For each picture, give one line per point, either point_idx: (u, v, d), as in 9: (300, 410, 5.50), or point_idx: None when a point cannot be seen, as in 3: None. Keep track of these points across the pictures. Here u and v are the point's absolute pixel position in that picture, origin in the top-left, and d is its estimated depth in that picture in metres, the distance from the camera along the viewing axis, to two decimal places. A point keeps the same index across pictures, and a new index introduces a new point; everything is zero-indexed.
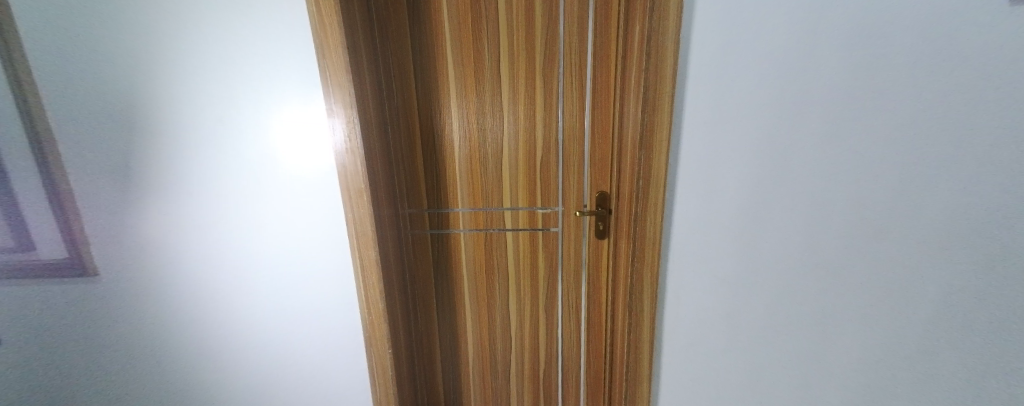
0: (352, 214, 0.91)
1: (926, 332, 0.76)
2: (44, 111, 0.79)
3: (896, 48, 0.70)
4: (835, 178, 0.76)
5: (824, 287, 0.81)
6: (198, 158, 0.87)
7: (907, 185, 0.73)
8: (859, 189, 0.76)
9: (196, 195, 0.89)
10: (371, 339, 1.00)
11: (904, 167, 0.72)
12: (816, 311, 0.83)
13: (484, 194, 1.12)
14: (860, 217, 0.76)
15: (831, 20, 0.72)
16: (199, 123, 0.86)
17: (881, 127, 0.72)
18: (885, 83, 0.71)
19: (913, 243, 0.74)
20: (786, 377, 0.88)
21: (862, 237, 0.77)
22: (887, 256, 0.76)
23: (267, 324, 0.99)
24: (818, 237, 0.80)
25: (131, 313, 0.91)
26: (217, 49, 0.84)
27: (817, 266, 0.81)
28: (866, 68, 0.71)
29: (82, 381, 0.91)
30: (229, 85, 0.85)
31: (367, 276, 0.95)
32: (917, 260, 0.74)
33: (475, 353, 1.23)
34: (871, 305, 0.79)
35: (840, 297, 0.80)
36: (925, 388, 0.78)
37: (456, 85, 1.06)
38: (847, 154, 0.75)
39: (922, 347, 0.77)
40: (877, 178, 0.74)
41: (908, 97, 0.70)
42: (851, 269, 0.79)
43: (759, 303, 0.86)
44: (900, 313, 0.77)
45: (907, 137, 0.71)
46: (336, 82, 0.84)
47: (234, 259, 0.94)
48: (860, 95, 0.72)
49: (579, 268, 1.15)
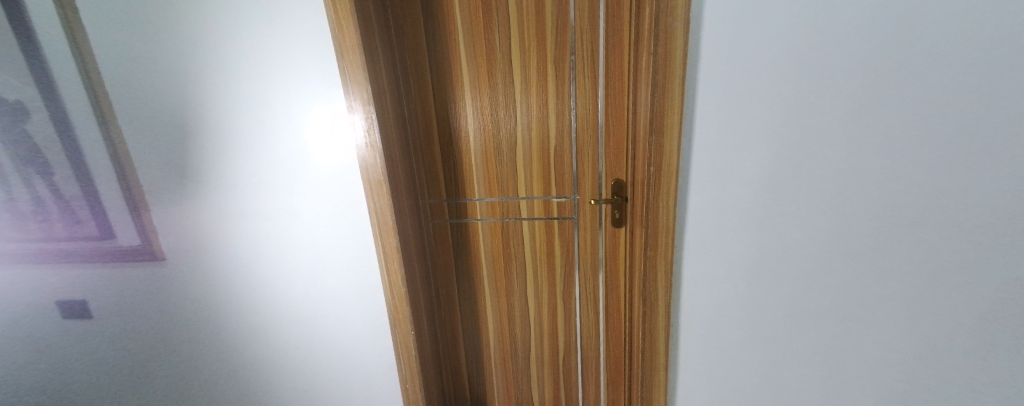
0: (373, 204, 0.98)
1: (932, 322, 0.76)
2: (116, 115, 0.91)
3: (906, 40, 0.70)
4: (845, 171, 0.76)
5: (838, 278, 0.81)
6: (242, 154, 0.98)
7: (914, 178, 0.73)
8: (869, 183, 0.75)
9: (242, 190, 1.00)
10: (395, 322, 1.07)
11: (911, 160, 0.72)
12: (832, 304, 0.82)
13: (500, 185, 1.16)
14: (871, 210, 0.76)
15: (841, 10, 0.72)
16: (240, 123, 0.96)
17: (891, 118, 0.72)
18: (896, 74, 0.71)
19: (920, 235, 0.74)
20: (803, 368, 0.87)
21: (873, 230, 0.77)
22: (900, 247, 0.76)
23: (308, 304, 1.09)
24: (830, 231, 0.79)
25: (191, 295, 1.04)
26: (253, 56, 0.92)
27: (830, 260, 0.80)
28: (872, 63, 0.72)
29: (157, 354, 1.06)
30: (263, 88, 0.94)
31: (390, 261, 1.02)
32: (924, 252, 0.75)
33: (495, 340, 1.28)
34: (883, 299, 0.79)
35: (854, 289, 0.80)
36: (937, 379, 0.78)
37: (470, 79, 1.09)
38: (856, 147, 0.75)
39: (940, 337, 0.76)
40: (886, 171, 0.74)
41: (912, 90, 0.70)
42: (863, 263, 0.79)
43: (776, 293, 0.86)
44: (913, 305, 0.77)
45: (920, 126, 0.71)
46: (354, 80, 0.90)
47: (274, 248, 1.04)
48: (865, 89, 0.73)
49: (595, 258, 1.16)
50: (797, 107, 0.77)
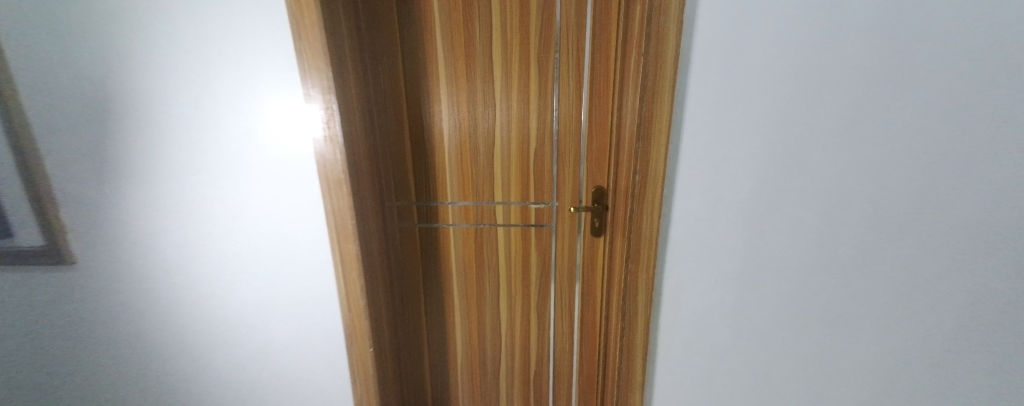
0: (331, 206, 0.87)
1: (906, 332, 0.80)
2: (12, 81, 0.73)
3: (904, 57, 0.69)
4: (836, 186, 0.76)
5: (821, 288, 0.82)
6: (173, 143, 0.84)
7: (899, 193, 0.74)
8: (858, 197, 0.76)
9: (168, 184, 0.85)
10: (352, 334, 0.95)
11: (898, 176, 0.73)
12: (814, 313, 0.84)
13: (475, 188, 1.08)
14: (857, 223, 0.77)
15: (842, 23, 0.70)
16: (173, 107, 0.82)
17: (883, 134, 0.72)
18: (890, 90, 0.71)
19: (901, 248, 0.76)
20: (783, 376, 0.89)
21: (858, 243, 0.78)
22: (881, 259, 0.78)
23: (253, 317, 0.97)
24: (818, 243, 0.80)
25: (116, 309, 0.86)
26: (193, 26, 0.79)
27: (815, 271, 0.82)
28: (869, 78, 0.71)
29: (67, 381, 0.86)
30: (205, 67, 0.81)
31: (347, 270, 0.91)
32: (903, 264, 0.77)
33: (463, 353, 1.20)
34: (862, 309, 0.81)
35: (836, 299, 0.82)
36: (903, 383, 0.82)
37: (446, 71, 1.01)
38: (848, 162, 0.75)
39: (912, 338, 0.79)
40: (875, 186, 0.75)
41: (906, 108, 0.70)
42: (846, 274, 0.80)
43: (759, 303, 0.86)
44: (889, 315, 0.80)
45: (909, 143, 0.72)
46: (312, 64, 0.79)
47: (211, 253, 0.90)
48: (861, 105, 0.72)
49: (573, 267, 1.11)
50: (794, 119, 0.75)
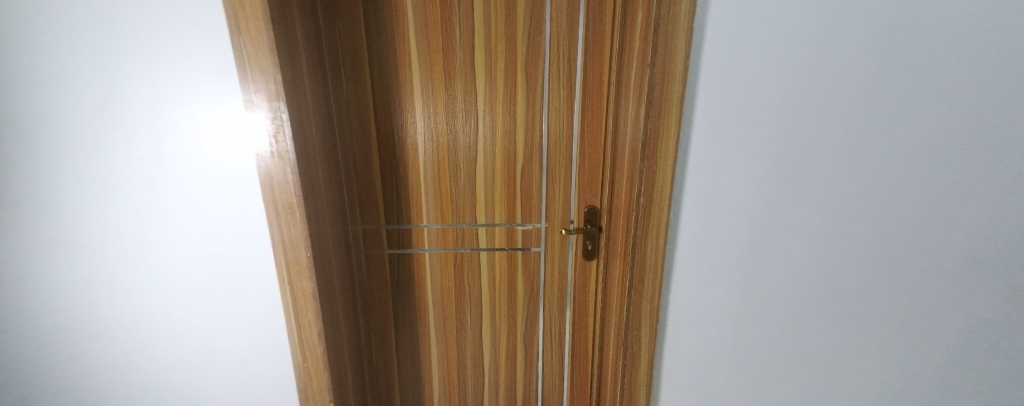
0: (280, 235, 0.71)
1: (931, 376, 0.68)
2: None
3: (918, 61, 0.60)
4: (844, 209, 0.67)
5: (827, 324, 0.72)
6: (73, 160, 0.66)
7: (918, 216, 0.64)
8: (870, 222, 0.66)
9: (70, 213, 0.68)
10: (305, 392, 0.79)
11: (916, 197, 0.63)
12: (824, 353, 0.73)
13: (454, 209, 0.95)
14: (869, 252, 0.68)
15: (850, 26, 0.62)
16: (72, 116, 0.65)
17: (898, 148, 0.63)
18: (905, 99, 0.61)
19: (918, 279, 0.66)
20: None
21: (868, 273, 0.68)
22: (896, 292, 0.67)
23: (189, 374, 0.79)
24: (824, 274, 0.71)
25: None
26: (88, 14, 0.63)
27: (822, 305, 0.72)
28: (879, 87, 0.62)
29: None
30: (110, 65, 0.65)
31: (301, 312, 0.75)
32: (922, 297, 0.66)
33: (440, 394, 1.06)
34: (874, 348, 0.70)
35: (847, 337, 0.71)
36: None
37: (421, 76, 0.88)
38: (859, 182, 0.66)
39: (944, 395, 0.67)
40: (889, 208, 0.65)
41: (924, 119, 0.61)
42: (857, 309, 0.70)
43: (763, 339, 0.77)
44: (905, 356, 0.69)
45: (930, 158, 0.62)
46: (256, 65, 0.65)
47: (129, 295, 0.73)
48: (871, 118, 0.63)
49: (563, 294, 1.00)
50: (799, 134, 0.67)
